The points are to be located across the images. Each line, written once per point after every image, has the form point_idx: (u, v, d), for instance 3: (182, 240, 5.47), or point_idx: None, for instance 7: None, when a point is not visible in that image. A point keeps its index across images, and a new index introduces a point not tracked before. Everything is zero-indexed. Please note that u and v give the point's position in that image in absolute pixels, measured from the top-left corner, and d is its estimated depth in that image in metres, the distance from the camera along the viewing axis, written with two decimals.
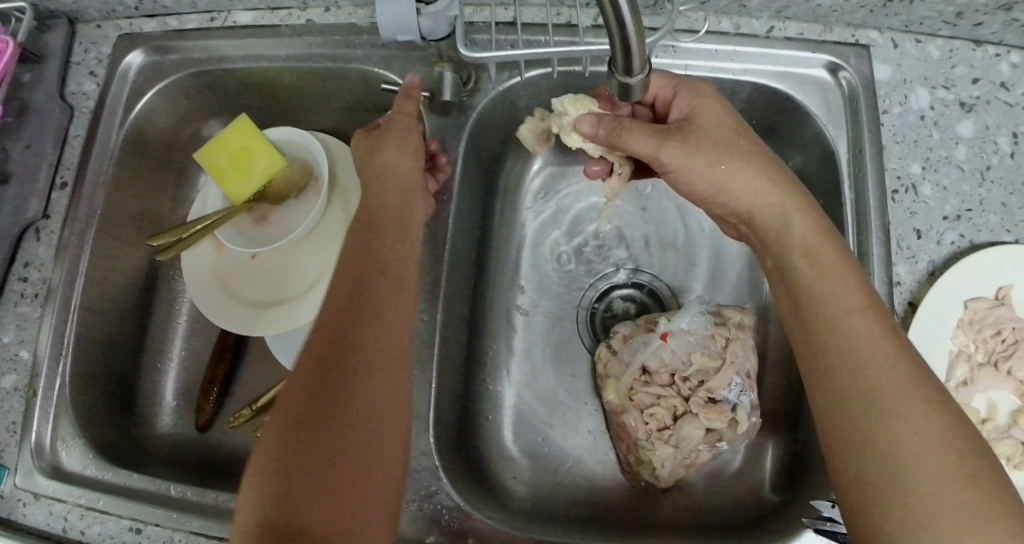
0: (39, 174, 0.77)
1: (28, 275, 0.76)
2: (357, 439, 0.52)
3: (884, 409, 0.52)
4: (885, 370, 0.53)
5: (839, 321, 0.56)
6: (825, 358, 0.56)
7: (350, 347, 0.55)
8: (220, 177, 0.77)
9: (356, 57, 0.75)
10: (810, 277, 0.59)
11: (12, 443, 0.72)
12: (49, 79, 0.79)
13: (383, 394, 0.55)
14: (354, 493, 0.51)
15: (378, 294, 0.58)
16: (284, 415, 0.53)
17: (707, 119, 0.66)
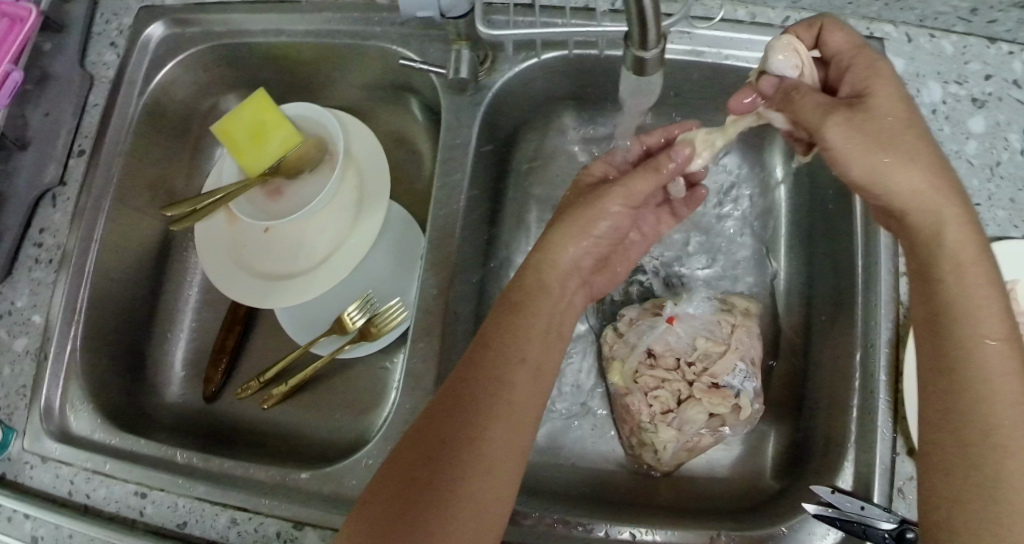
0: (58, 141, 0.78)
1: (44, 241, 0.77)
2: (484, 460, 0.54)
3: (1002, 440, 0.49)
4: (1010, 406, 0.50)
5: (980, 350, 0.51)
6: (952, 378, 0.52)
7: (486, 379, 0.58)
8: (236, 149, 0.78)
9: (374, 35, 0.76)
10: (954, 293, 0.53)
11: (22, 405, 0.73)
12: (70, 48, 0.79)
13: (514, 433, 0.56)
14: (490, 491, 0.54)
15: (533, 349, 0.61)
16: (410, 444, 0.56)
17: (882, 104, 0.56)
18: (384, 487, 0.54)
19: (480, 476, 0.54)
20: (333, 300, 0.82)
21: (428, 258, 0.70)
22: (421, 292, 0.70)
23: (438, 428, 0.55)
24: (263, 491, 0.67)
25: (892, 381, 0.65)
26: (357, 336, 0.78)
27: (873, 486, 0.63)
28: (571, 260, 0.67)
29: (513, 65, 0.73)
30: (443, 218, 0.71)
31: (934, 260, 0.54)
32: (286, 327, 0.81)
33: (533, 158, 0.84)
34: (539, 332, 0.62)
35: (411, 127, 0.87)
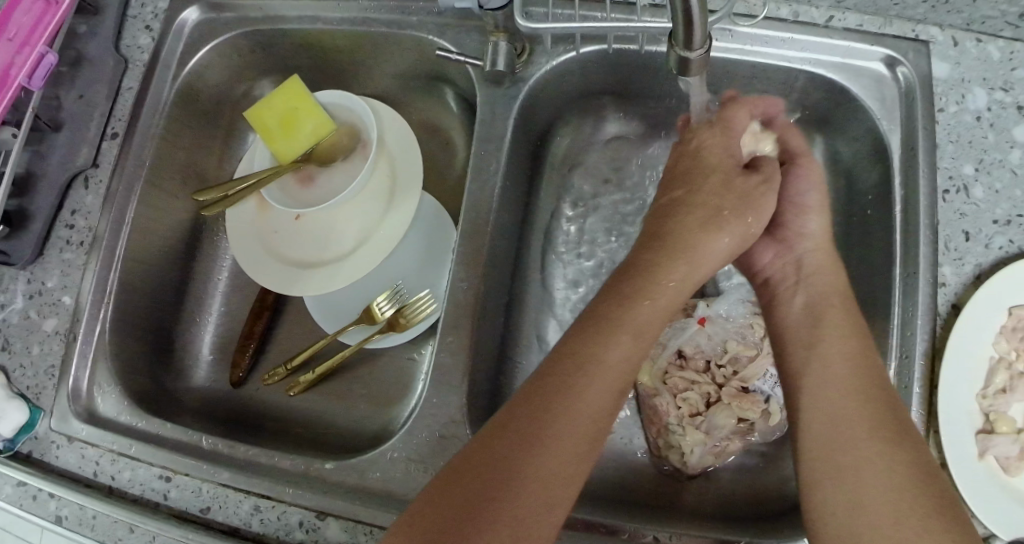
0: (90, 123, 0.77)
1: (74, 223, 0.77)
2: (508, 519, 0.48)
3: (848, 442, 0.54)
4: (854, 414, 0.55)
5: (819, 369, 0.58)
6: (801, 396, 0.58)
7: (522, 434, 0.51)
8: (268, 137, 0.80)
9: (412, 24, 0.76)
10: (798, 322, 0.63)
11: (49, 386, 0.73)
12: (105, 30, 0.79)
13: (575, 445, 0.52)
14: (536, 508, 0.49)
15: (614, 355, 0.55)
16: (477, 449, 0.52)
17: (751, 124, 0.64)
18: (442, 497, 0.50)
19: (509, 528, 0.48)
20: (366, 289, 0.83)
21: (459, 252, 0.70)
22: (451, 286, 0.70)
23: (461, 477, 0.50)
24: (287, 479, 0.67)
25: (925, 394, 0.66)
26: (386, 326, 0.79)
27: None
28: (621, 295, 0.58)
29: (551, 59, 0.73)
30: (476, 214, 0.71)
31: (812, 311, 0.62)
32: (316, 315, 0.83)
33: (567, 156, 0.84)
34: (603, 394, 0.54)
35: (446, 119, 0.88)
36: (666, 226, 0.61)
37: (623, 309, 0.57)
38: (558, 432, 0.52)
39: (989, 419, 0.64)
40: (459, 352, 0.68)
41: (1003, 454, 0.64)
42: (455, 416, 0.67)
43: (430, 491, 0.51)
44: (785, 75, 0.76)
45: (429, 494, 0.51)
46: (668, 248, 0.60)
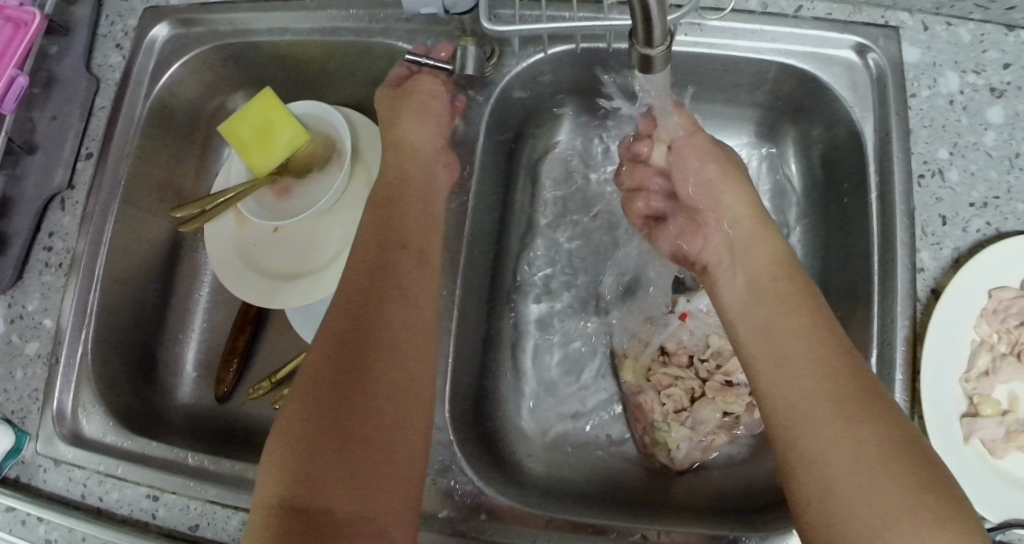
0: (65, 144, 0.77)
1: (53, 245, 0.76)
2: (357, 457, 0.53)
3: (805, 410, 0.54)
4: (807, 379, 0.55)
5: (777, 341, 0.58)
6: (762, 370, 0.58)
7: (334, 370, 0.57)
8: (243, 150, 0.80)
9: (381, 32, 0.76)
10: (747, 295, 0.63)
11: (35, 410, 0.73)
12: (76, 50, 0.78)
13: (405, 383, 0.58)
14: (382, 447, 0.54)
15: (395, 308, 0.61)
16: (302, 393, 0.56)
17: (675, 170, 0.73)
18: (285, 441, 0.54)
19: (365, 461, 0.53)
20: None
21: None
22: None
23: (310, 427, 0.54)
24: None
25: (908, 380, 0.66)
26: None
27: None
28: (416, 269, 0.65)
29: (520, 60, 0.74)
30: None
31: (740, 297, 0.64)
32: (299, 325, 0.84)
33: (537, 159, 0.86)
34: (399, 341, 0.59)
35: None
36: (398, 205, 0.68)
37: (405, 270, 0.64)
38: (383, 372, 0.58)
39: (974, 402, 0.65)
40: None
41: (988, 436, 0.64)
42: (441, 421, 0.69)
43: (271, 450, 0.55)
44: (756, 67, 0.75)
45: (271, 457, 0.54)
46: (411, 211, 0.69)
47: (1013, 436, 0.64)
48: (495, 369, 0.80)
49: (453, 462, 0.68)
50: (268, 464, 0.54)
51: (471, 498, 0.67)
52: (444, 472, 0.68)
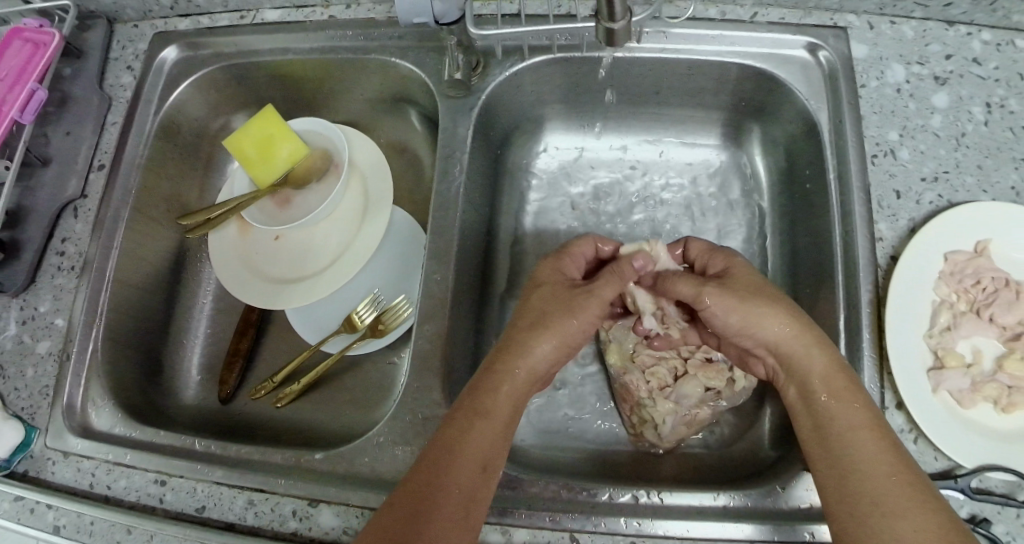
0: (79, 157, 0.82)
1: (65, 250, 0.80)
2: (456, 520, 0.57)
3: (888, 506, 0.56)
4: (879, 475, 0.58)
5: (842, 432, 0.61)
6: (831, 456, 0.60)
7: (463, 431, 0.61)
8: (245, 162, 0.86)
9: (374, 49, 0.83)
10: (799, 366, 0.65)
11: (44, 406, 0.75)
12: (89, 72, 0.84)
13: (476, 483, 0.59)
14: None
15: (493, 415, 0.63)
16: (396, 503, 0.58)
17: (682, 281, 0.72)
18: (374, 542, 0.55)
19: (446, 527, 0.57)
20: (344, 298, 0.87)
21: (432, 247, 0.75)
22: (426, 278, 0.74)
23: (402, 528, 0.56)
24: (279, 472, 0.69)
25: (874, 338, 0.71)
26: (367, 333, 0.83)
27: None
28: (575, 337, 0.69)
29: (504, 70, 0.79)
30: (444, 211, 0.76)
31: (803, 369, 0.65)
32: (299, 326, 0.87)
33: (523, 163, 0.90)
34: (502, 423, 0.63)
35: (410, 138, 0.93)
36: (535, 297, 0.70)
37: (490, 386, 0.64)
38: (485, 440, 0.61)
39: (939, 356, 0.69)
40: (436, 337, 0.72)
41: (955, 387, 0.69)
42: (436, 396, 0.70)
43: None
44: (716, 70, 0.81)
45: None
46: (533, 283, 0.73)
47: (977, 387, 0.69)
48: None
49: None
50: None
51: None
52: None
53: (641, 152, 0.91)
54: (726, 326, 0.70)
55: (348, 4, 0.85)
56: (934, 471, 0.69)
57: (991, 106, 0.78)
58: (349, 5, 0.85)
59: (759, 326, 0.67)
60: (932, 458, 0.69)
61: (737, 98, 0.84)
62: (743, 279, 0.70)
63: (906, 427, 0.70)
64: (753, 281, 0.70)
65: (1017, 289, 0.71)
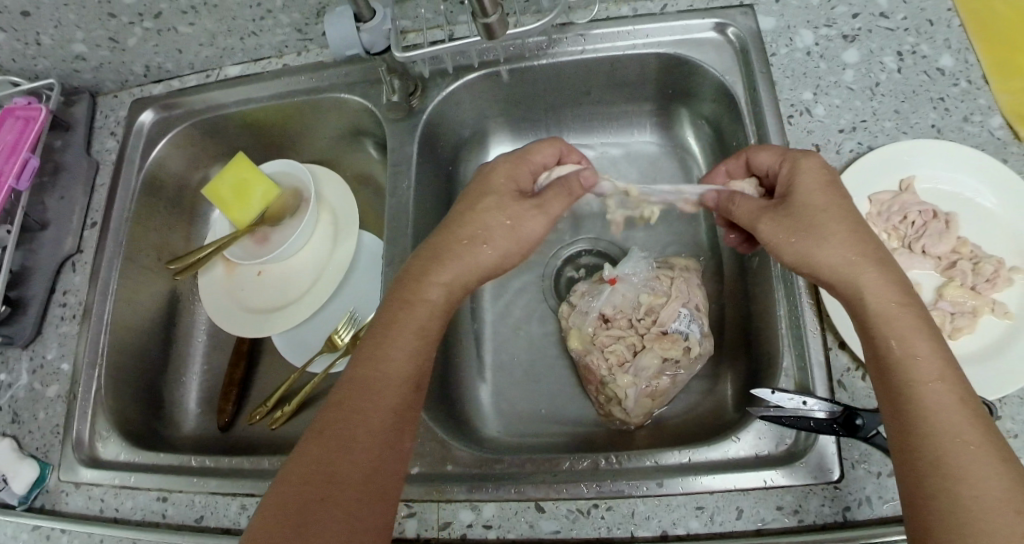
0: (73, 217, 0.91)
1: (67, 301, 0.88)
2: (375, 462, 0.61)
3: (956, 471, 0.56)
4: (950, 432, 0.57)
5: (916, 386, 0.59)
6: (903, 406, 0.59)
7: (376, 351, 0.65)
8: (224, 207, 0.92)
9: (325, 89, 0.90)
10: (863, 292, 0.62)
11: (57, 443, 0.82)
12: (77, 141, 0.94)
13: (392, 417, 0.63)
14: (362, 476, 0.60)
15: (410, 343, 0.66)
16: (314, 438, 0.61)
17: (806, 188, 0.67)
18: (291, 482, 0.59)
19: (362, 457, 0.60)
20: (322, 321, 0.93)
21: (389, 255, 0.81)
22: (385, 284, 0.80)
23: (316, 466, 0.59)
24: (266, 476, 0.75)
25: (810, 284, 0.73)
26: (346, 349, 0.88)
27: (814, 381, 0.71)
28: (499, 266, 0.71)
29: (441, 90, 0.86)
30: (396, 222, 0.82)
31: (877, 307, 0.62)
32: (284, 350, 0.93)
33: (475, 172, 0.97)
34: (415, 346, 0.66)
35: (370, 166, 1.00)
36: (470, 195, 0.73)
37: (411, 304, 0.67)
38: (395, 374, 0.64)
39: None
40: None
41: None
42: None
43: (281, 480, 0.60)
44: (636, 62, 0.86)
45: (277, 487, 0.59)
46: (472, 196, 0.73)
47: None
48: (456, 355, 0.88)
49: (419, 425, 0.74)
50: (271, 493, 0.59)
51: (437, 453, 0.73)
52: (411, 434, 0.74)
53: (586, 147, 0.97)
54: (788, 260, 0.67)
55: (298, 51, 0.93)
56: None
57: (902, 55, 0.82)
58: (299, 52, 0.93)
59: (824, 253, 0.64)
60: None
61: (664, 85, 0.89)
62: (809, 197, 0.66)
63: (851, 366, 0.71)
64: (823, 200, 0.66)
65: (946, 219, 0.74)
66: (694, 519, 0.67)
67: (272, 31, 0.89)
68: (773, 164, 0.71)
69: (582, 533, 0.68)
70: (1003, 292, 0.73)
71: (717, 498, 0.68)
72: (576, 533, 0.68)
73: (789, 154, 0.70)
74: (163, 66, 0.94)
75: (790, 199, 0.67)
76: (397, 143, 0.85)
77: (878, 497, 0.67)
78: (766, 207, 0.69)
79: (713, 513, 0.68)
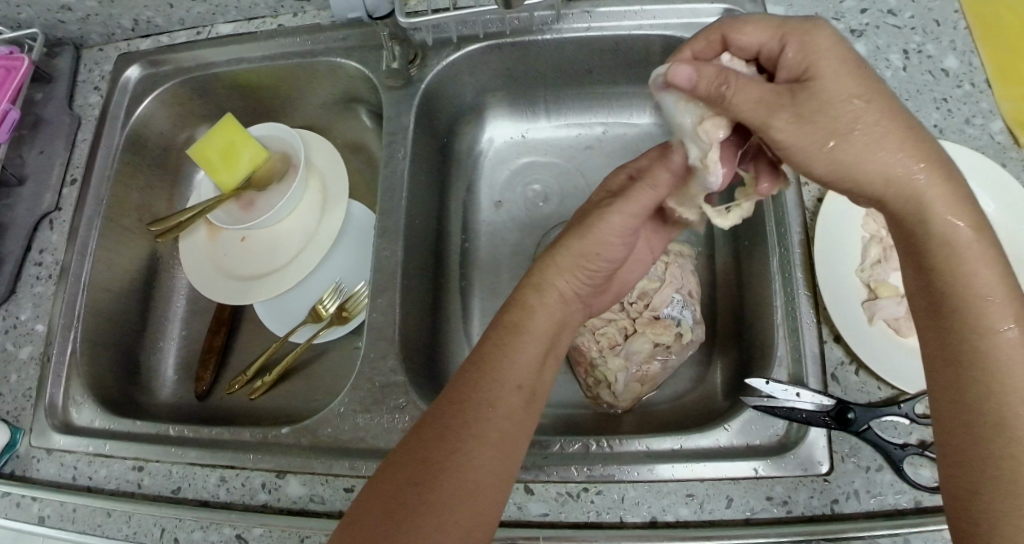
0: (52, 173, 0.87)
1: (42, 260, 0.85)
2: (485, 462, 0.56)
3: (1017, 440, 0.51)
4: (1016, 395, 0.52)
5: (985, 335, 0.53)
6: (965, 357, 0.54)
7: (499, 349, 0.62)
8: (210, 170, 0.89)
9: (321, 53, 0.87)
10: (922, 228, 0.55)
11: (29, 406, 0.79)
12: (59, 94, 0.90)
13: (512, 417, 0.59)
14: (481, 475, 0.55)
15: (532, 346, 0.63)
16: (426, 430, 0.58)
17: (827, 77, 0.55)
18: (399, 473, 0.55)
19: (483, 457, 0.56)
20: (307, 291, 0.90)
21: (382, 228, 0.79)
22: (377, 257, 0.78)
23: (428, 457, 0.56)
24: (248, 448, 0.73)
25: (807, 275, 0.73)
26: (331, 320, 0.86)
27: (807, 371, 0.71)
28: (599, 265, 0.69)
29: (441, 60, 0.84)
30: (391, 194, 0.80)
31: (939, 249, 0.54)
32: (267, 320, 0.90)
33: (471, 148, 0.95)
34: (538, 350, 0.63)
35: (364, 136, 0.97)
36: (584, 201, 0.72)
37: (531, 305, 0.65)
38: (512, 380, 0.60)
39: (872, 288, 0.71)
40: (389, 309, 0.76)
41: (890, 316, 0.69)
42: (392, 364, 0.74)
43: (384, 469, 0.56)
44: (642, 45, 0.84)
45: (382, 476, 0.56)
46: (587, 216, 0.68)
47: None
48: (445, 333, 0.86)
49: (407, 401, 0.73)
50: (375, 483, 0.56)
51: None
52: (400, 409, 0.73)
53: (585, 129, 0.95)
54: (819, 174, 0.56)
55: (294, 12, 0.90)
56: (878, 400, 0.70)
57: (908, 53, 0.82)
58: (296, 13, 0.90)
59: (866, 170, 0.54)
60: (875, 388, 0.70)
61: None
62: (832, 95, 0.54)
63: (846, 359, 0.72)
64: (849, 93, 0.54)
65: None
66: (684, 507, 0.67)
67: None
68: (765, 44, 0.60)
69: (570, 517, 0.67)
70: None
71: (707, 486, 0.68)
72: (565, 517, 0.67)
73: (789, 26, 0.58)
74: (152, 21, 0.90)
75: (807, 85, 0.55)
76: (394, 113, 0.83)
77: (865, 490, 0.68)
78: (778, 95, 0.55)
79: (703, 500, 0.67)
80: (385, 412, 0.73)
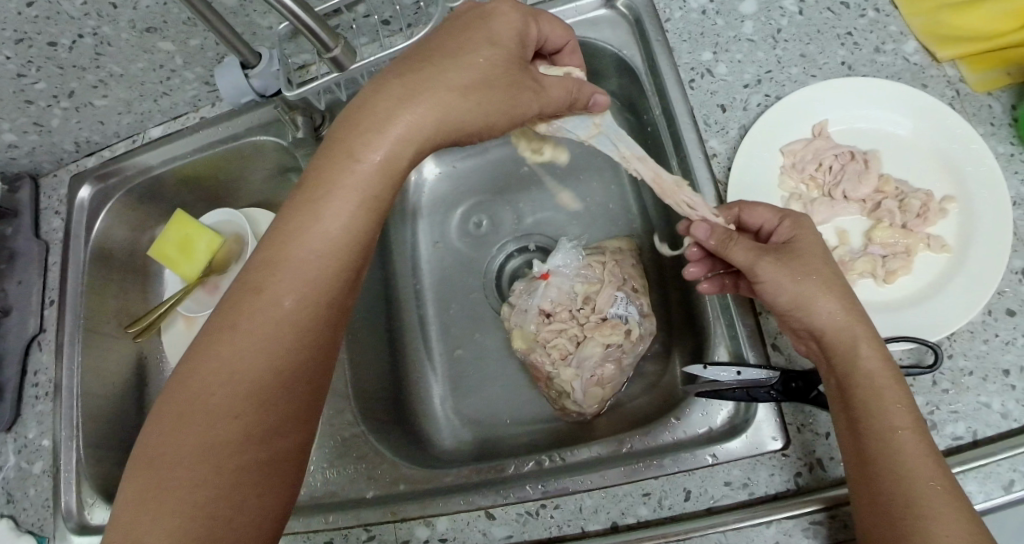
0: (32, 299, 0.95)
1: (39, 380, 0.92)
2: (217, 459, 0.56)
3: (923, 511, 0.54)
4: (918, 473, 0.55)
5: (892, 432, 0.57)
6: (875, 447, 0.57)
7: (247, 309, 0.59)
8: (172, 266, 0.94)
9: (242, 134, 0.92)
10: (836, 347, 0.61)
11: (48, 515, 0.86)
12: (25, 225, 0.98)
13: (262, 386, 0.58)
14: (229, 450, 0.56)
15: (286, 304, 0.59)
16: (176, 400, 0.57)
17: (806, 242, 0.64)
18: (152, 445, 0.57)
19: (228, 428, 0.56)
20: None
21: None
22: None
23: (177, 431, 0.56)
24: None
25: None
26: None
27: (746, 349, 0.70)
28: (372, 191, 0.61)
29: None
30: None
31: (845, 348, 0.60)
32: None
33: None
34: (290, 307, 0.59)
35: None
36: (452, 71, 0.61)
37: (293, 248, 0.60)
38: (229, 387, 0.57)
39: None
40: None
41: None
42: (349, 417, 0.78)
43: (143, 439, 0.57)
44: None
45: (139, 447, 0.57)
46: (405, 89, 0.60)
47: (850, 265, 0.69)
48: (410, 373, 0.89)
49: (369, 449, 0.76)
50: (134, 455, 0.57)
51: (387, 474, 0.74)
52: (362, 458, 0.76)
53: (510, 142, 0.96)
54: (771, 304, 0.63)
55: (212, 103, 0.95)
56: None
57: None
58: (213, 103, 0.95)
59: (813, 303, 0.61)
60: None
61: None
62: (802, 252, 0.63)
63: None
64: (815, 256, 0.63)
65: (863, 159, 0.72)
66: (643, 506, 0.67)
67: (182, 88, 0.91)
68: (772, 223, 0.67)
69: (534, 535, 0.68)
70: (936, 225, 0.70)
71: (663, 482, 0.67)
72: (527, 536, 0.68)
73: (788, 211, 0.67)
74: (91, 140, 0.97)
75: (788, 246, 0.64)
76: None
77: (831, 457, 0.65)
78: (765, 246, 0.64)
79: (661, 497, 0.67)
80: (349, 463, 0.76)
